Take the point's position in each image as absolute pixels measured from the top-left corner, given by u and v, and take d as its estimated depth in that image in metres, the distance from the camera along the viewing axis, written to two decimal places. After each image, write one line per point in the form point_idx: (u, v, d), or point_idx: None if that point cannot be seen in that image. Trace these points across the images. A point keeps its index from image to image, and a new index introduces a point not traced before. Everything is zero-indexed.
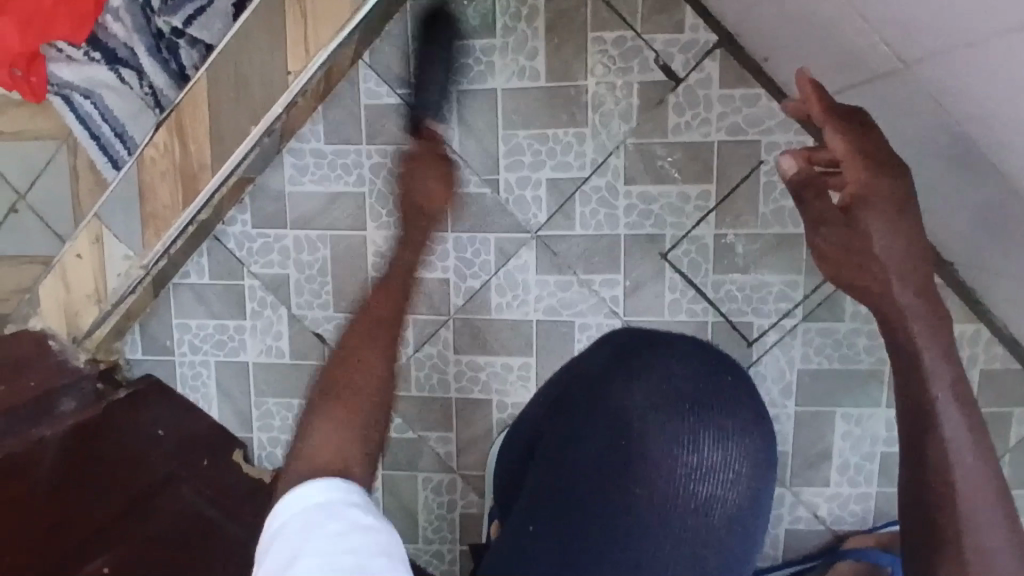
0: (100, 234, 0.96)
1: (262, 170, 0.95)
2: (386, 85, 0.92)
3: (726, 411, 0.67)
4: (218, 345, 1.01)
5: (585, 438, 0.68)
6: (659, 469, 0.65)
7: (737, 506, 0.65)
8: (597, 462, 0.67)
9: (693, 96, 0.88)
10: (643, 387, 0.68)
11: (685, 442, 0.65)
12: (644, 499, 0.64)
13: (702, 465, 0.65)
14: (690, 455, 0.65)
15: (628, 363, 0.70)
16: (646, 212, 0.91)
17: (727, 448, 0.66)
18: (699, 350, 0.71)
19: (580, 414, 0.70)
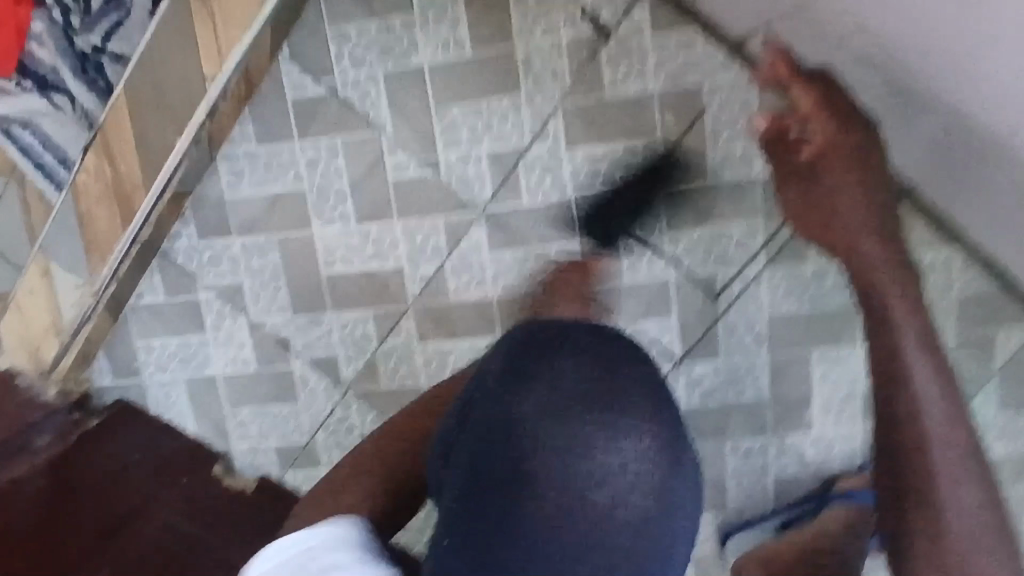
0: (48, 268, 0.97)
1: (199, 179, 0.93)
2: (309, 76, 0.89)
3: (621, 404, 0.59)
4: (184, 362, 1.00)
5: (479, 458, 0.57)
6: (553, 480, 0.55)
7: (642, 518, 0.56)
8: (493, 494, 0.55)
9: (626, 47, 0.84)
10: (534, 390, 0.59)
11: (581, 448, 0.56)
12: (537, 529, 0.53)
13: (597, 473, 0.56)
14: (587, 463, 0.56)
15: (523, 366, 0.61)
16: (593, 174, 0.88)
17: (624, 447, 0.57)
18: (598, 345, 0.62)
19: (473, 432, 0.59)
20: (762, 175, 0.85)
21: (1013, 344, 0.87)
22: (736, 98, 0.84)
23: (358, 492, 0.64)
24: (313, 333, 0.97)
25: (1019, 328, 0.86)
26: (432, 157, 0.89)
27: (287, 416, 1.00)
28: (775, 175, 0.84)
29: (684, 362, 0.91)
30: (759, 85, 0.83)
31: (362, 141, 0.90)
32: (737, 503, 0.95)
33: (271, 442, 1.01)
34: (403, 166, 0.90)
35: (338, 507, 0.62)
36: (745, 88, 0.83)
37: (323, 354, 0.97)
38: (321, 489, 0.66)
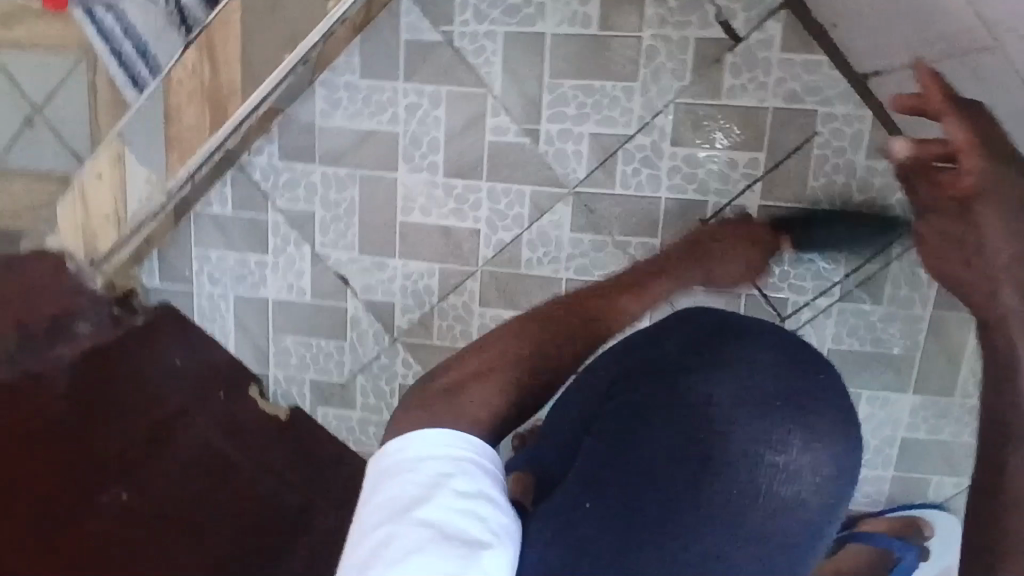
0: (121, 155, 0.91)
1: (293, 101, 0.91)
2: (428, 20, 0.87)
3: (812, 411, 0.64)
4: (237, 279, 0.99)
5: (652, 429, 0.63)
6: (742, 468, 0.61)
7: (814, 513, 0.62)
8: (665, 453, 0.62)
9: (752, 58, 0.84)
10: (724, 380, 0.65)
11: (772, 440, 0.62)
12: (717, 498, 0.60)
13: (787, 466, 0.62)
14: (776, 455, 0.62)
15: (703, 358, 0.67)
16: (691, 176, 0.87)
17: (812, 448, 0.63)
18: (785, 345, 0.69)
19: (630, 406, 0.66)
20: (856, 210, 0.86)
21: None
22: (848, 130, 0.84)
23: (505, 372, 0.68)
24: (375, 275, 0.96)
25: None
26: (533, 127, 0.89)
27: (332, 350, 1.00)
28: (869, 214, 0.85)
29: None
30: (873, 122, 0.84)
31: (468, 96, 0.89)
32: None
33: (310, 372, 1.01)
34: (503, 129, 0.89)
35: (476, 378, 0.67)
36: (860, 122, 0.84)
37: (381, 299, 0.97)
38: (550, 309, 0.75)
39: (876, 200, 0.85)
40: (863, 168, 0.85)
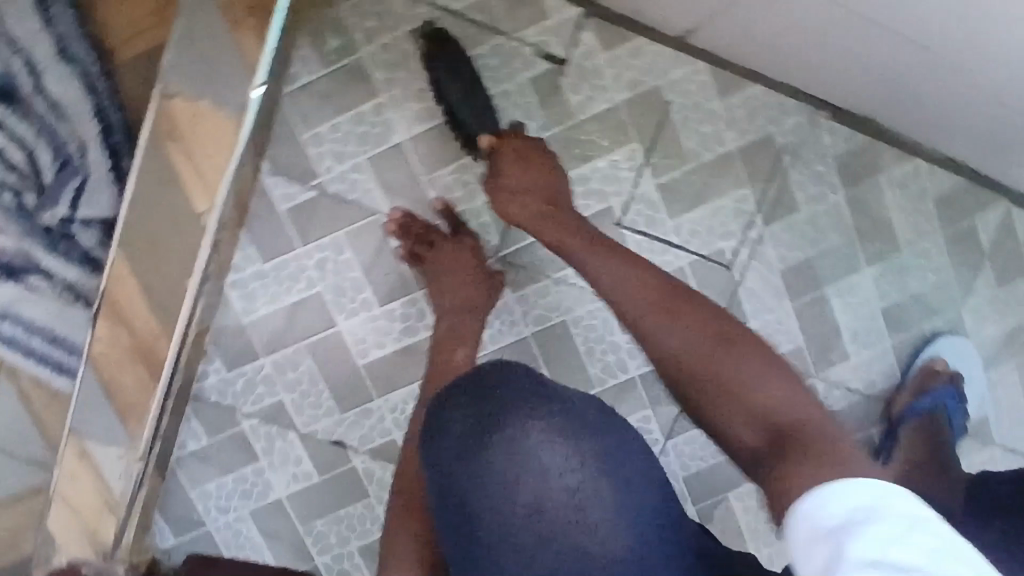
0: (83, 447, 0.92)
1: (213, 314, 0.92)
2: (294, 181, 0.90)
3: (549, 404, 0.63)
4: (245, 495, 0.98)
5: (482, 491, 0.61)
6: (513, 471, 0.61)
7: (573, 492, 0.60)
8: (481, 517, 0.61)
9: (582, 71, 0.89)
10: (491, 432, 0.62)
11: (523, 442, 0.61)
12: (496, 488, 0.61)
13: (545, 465, 0.61)
14: (539, 450, 0.61)
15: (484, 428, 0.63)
16: (587, 192, 0.92)
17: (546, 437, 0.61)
18: (531, 391, 0.64)
19: (597, 421, 0.63)
20: (736, 146, 0.92)
21: (991, 224, 0.96)
22: (696, 85, 0.90)
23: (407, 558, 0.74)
24: (365, 424, 0.97)
25: (989, 211, 0.96)
26: (433, 222, 0.92)
27: (364, 511, 0.99)
28: (749, 143, 0.91)
29: None
30: (710, 70, 0.90)
31: (363, 226, 0.92)
32: None
33: (353, 542, 0.99)
34: None
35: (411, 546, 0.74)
36: (701, 76, 0.90)
37: (381, 443, 0.98)
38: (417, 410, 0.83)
39: (749, 130, 0.91)
40: (726, 109, 0.90)
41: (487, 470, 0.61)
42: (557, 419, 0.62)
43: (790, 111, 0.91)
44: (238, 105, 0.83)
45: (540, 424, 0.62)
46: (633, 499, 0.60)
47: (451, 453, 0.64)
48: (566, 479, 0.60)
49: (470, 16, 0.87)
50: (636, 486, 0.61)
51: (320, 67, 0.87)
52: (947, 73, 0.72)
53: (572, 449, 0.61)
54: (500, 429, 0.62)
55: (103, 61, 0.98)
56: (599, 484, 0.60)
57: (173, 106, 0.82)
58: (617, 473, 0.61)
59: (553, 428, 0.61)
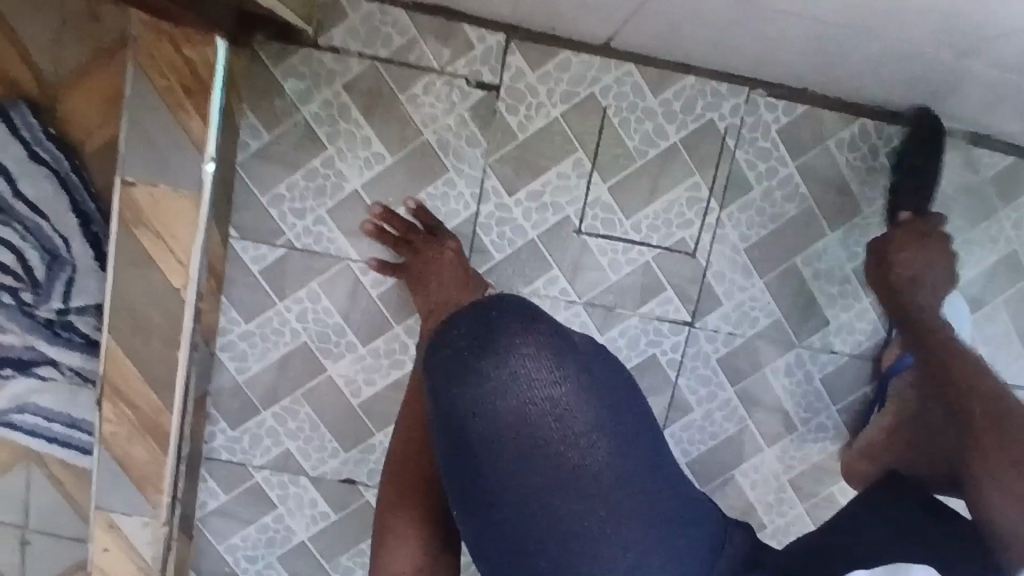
0: (110, 521, 0.96)
1: (209, 378, 0.97)
2: (262, 242, 0.94)
3: (545, 330, 0.62)
4: (270, 543, 1.03)
5: (483, 424, 0.60)
6: (515, 399, 0.59)
7: (569, 414, 0.60)
8: (485, 453, 0.60)
9: (516, 92, 0.92)
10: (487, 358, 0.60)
11: (525, 368, 0.60)
12: (499, 417, 0.59)
13: (547, 389, 0.60)
14: (537, 377, 0.60)
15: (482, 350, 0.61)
16: (542, 206, 0.95)
17: (544, 361, 0.60)
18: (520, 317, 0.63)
19: (587, 346, 0.64)
20: (679, 138, 0.93)
21: (950, 169, 0.96)
22: (628, 87, 0.92)
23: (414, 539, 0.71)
24: (370, 460, 1.01)
25: (946, 157, 0.96)
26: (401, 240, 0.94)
27: None
28: (690, 132, 0.93)
29: (696, 321, 0.98)
30: (640, 70, 0.92)
31: (334, 274, 0.95)
32: (800, 415, 1.01)
33: None
34: (380, 279, 0.96)
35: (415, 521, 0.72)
36: (631, 77, 0.92)
37: None
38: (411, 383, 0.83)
39: (688, 120, 0.93)
40: (661, 104, 0.93)
41: (485, 383, 0.60)
42: (554, 339, 0.62)
43: (723, 95, 0.93)
44: (194, 182, 0.87)
45: (534, 338, 0.61)
46: (616, 421, 0.61)
47: (445, 376, 0.62)
48: (559, 397, 0.60)
49: (400, 60, 0.90)
50: (622, 405, 0.62)
51: (267, 133, 0.92)
52: (855, 43, 0.73)
53: (564, 367, 0.61)
54: (495, 345, 0.61)
55: (71, 157, 1.05)
56: (588, 404, 0.60)
57: (134, 192, 0.87)
58: (603, 391, 0.61)
59: (547, 345, 0.61)
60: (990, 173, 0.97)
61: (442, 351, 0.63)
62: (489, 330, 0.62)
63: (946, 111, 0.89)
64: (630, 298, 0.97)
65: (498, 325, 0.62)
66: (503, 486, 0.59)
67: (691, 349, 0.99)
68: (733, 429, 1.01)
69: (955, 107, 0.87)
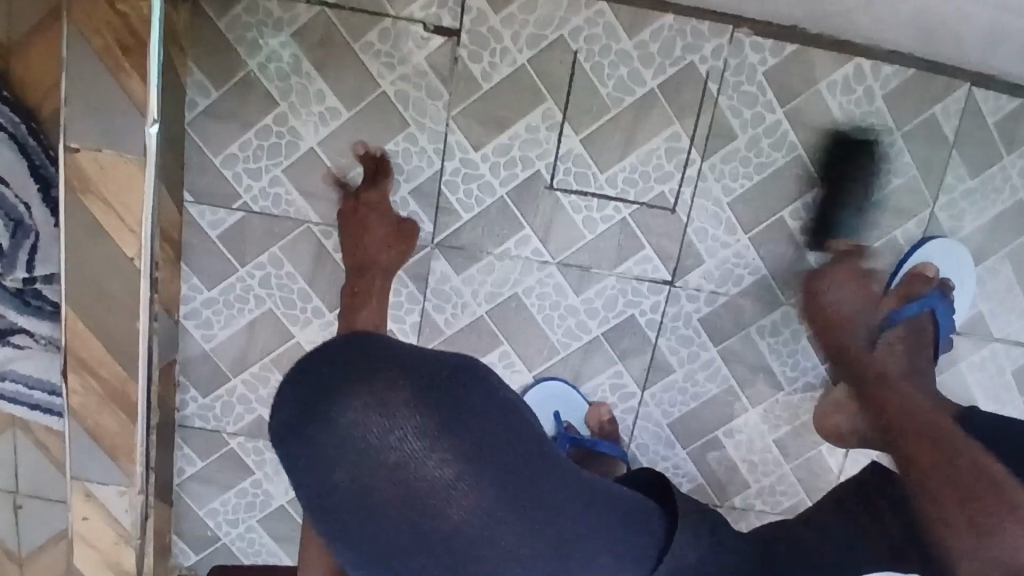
0: (86, 490, 0.96)
1: (175, 346, 0.95)
2: (220, 206, 0.91)
3: (381, 383, 0.49)
4: (249, 508, 1.03)
5: (328, 499, 0.50)
6: (356, 471, 0.48)
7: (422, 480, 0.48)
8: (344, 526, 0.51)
9: (478, 37, 0.85)
10: (322, 425, 0.49)
11: (358, 433, 0.48)
12: (340, 487, 0.49)
13: (391, 455, 0.48)
14: (377, 441, 0.48)
15: (315, 413, 0.50)
16: (510, 161, 0.89)
17: (384, 421, 0.48)
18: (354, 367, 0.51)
19: (448, 384, 0.50)
20: (656, 84, 0.86)
21: (954, 112, 0.89)
22: (600, 28, 0.85)
23: None
24: None
25: (949, 98, 0.88)
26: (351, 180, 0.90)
27: None
28: (669, 78, 0.86)
29: (677, 280, 0.93)
30: (613, 8, 0.84)
31: (297, 237, 0.92)
32: (787, 375, 0.97)
33: None
34: None
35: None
36: (604, 17, 0.84)
37: None
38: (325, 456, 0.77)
39: (665, 64, 0.86)
40: (636, 47, 0.85)
41: (321, 460, 0.49)
42: (397, 393, 0.48)
43: (703, 36, 0.85)
44: (139, 146, 0.82)
45: (366, 396, 0.48)
46: (494, 464, 0.50)
47: (285, 428, 0.52)
48: (409, 456, 0.48)
49: (352, 5, 0.84)
50: (498, 453, 0.50)
51: (216, 89, 0.87)
52: None
53: (407, 419, 0.48)
54: (327, 408, 0.49)
55: (27, 118, 0.99)
56: (448, 467, 0.49)
57: (78, 158, 0.83)
58: (473, 447, 0.49)
59: (383, 395, 0.48)
60: (997, 116, 0.90)
61: (282, 418, 0.53)
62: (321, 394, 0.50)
63: (948, 49, 0.81)
64: (606, 257, 0.92)
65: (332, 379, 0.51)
66: (372, 551, 0.51)
67: (670, 309, 0.94)
68: (716, 390, 0.98)
69: (959, 44, 0.79)
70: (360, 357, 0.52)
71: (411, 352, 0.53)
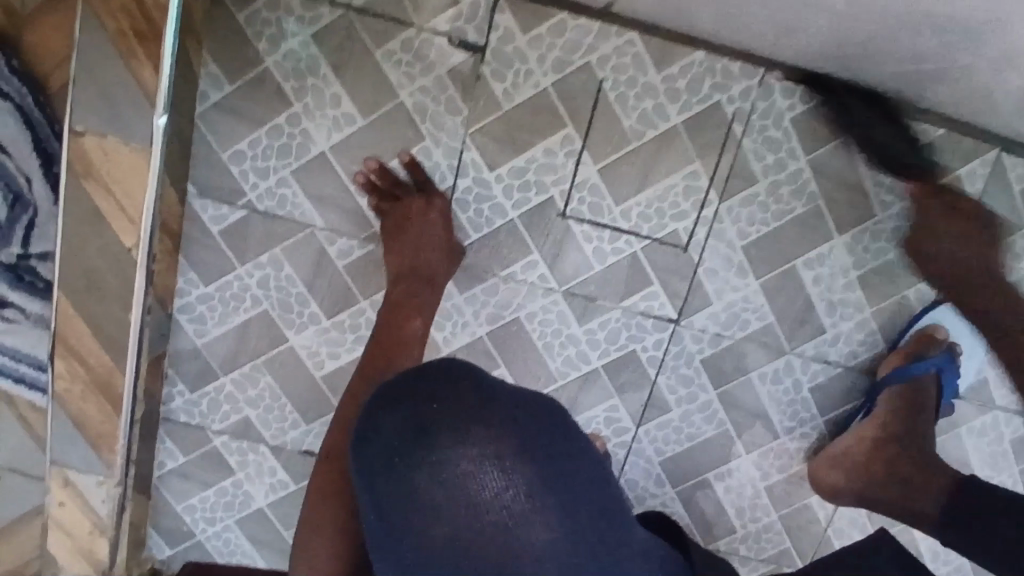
0: (65, 476, 0.95)
1: (167, 340, 0.94)
2: (223, 203, 0.89)
3: (489, 417, 0.57)
4: (228, 507, 1.01)
5: (426, 527, 0.53)
6: (455, 500, 0.54)
7: (510, 509, 0.54)
8: (433, 561, 0.53)
9: (503, 55, 0.83)
10: (430, 449, 0.55)
11: (466, 461, 0.55)
12: (437, 513, 0.54)
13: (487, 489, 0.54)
14: (480, 474, 0.55)
15: (421, 432, 0.56)
16: (524, 184, 0.87)
17: (491, 458, 0.55)
18: (461, 387, 0.59)
19: (545, 433, 0.58)
20: (681, 119, 0.84)
21: (979, 176, 0.87)
22: (627, 59, 0.82)
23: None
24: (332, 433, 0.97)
25: (976, 161, 0.86)
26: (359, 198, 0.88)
27: None
28: (694, 115, 0.84)
29: (682, 319, 0.91)
30: (643, 39, 0.82)
31: (299, 241, 0.90)
32: (784, 424, 0.95)
33: None
34: (347, 250, 0.90)
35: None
36: (632, 47, 0.82)
37: None
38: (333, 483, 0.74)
39: (692, 101, 0.84)
40: (663, 81, 0.83)
41: (422, 482, 0.55)
42: (502, 432, 0.56)
43: (732, 74, 0.83)
44: (145, 135, 0.80)
45: (478, 446, 0.55)
46: (571, 509, 0.55)
47: (375, 450, 0.57)
48: (507, 500, 0.54)
49: (376, 11, 0.82)
50: (580, 502, 0.56)
51: (229, 83, 0.84)
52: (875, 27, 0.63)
53: (514, 468, 0.55)
54: (435, 431, 0.56)
55: (36, 90, 0.96)
56: (534, 508, 0.54)
57: (83, 141, 0.81)
58: (556, 495, 0.55)
59: (491, 443, 0.56)
60: (1022, 184, 0.88)
61: (383, 438, 0.57)
62: (429, 427, 0.56)
63: (981, 113, 0.79)
64: (613, 290, 0.91)
65: (435, 401, 0.57)
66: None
67: (673, 348, 0.93)
68: (712, 432, 0.96)
69: (994, 107, 0.77)
70: (452, 377, 0.59)
71: (514, 391, 0.60)
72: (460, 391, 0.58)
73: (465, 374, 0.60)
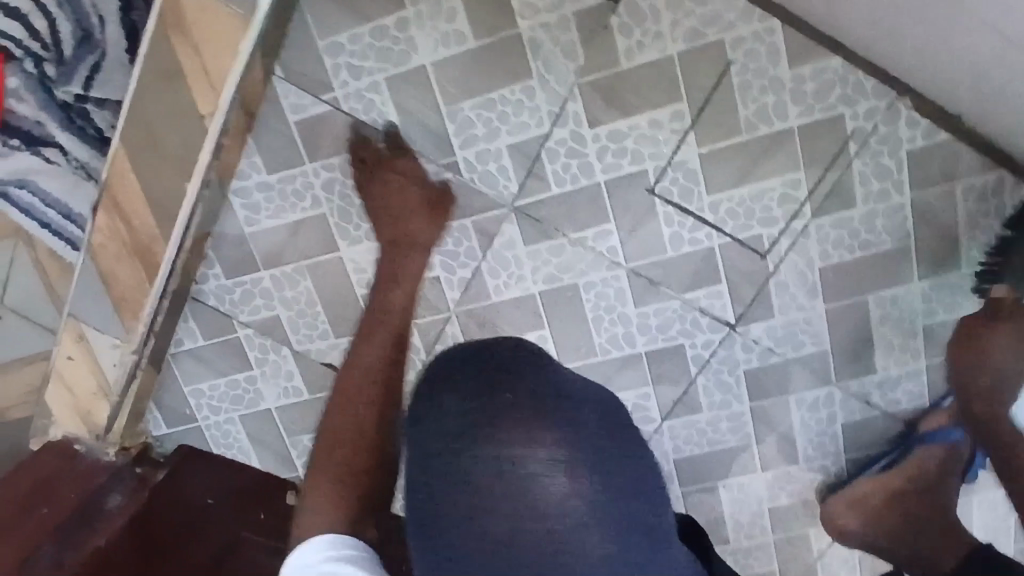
0: (81, 332, 0.93)
1: (215, 220, 0.90)
2: (308, 94, 0.84)
3: (557, 415, 0.53)
4: (235, 401, 0.99)
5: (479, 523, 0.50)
6: (515, 501, 0.50)
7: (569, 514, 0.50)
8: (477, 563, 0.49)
9: (637, 10, 0.78)
10: (495, 440, 0.52)
11: (529, 459, 0.51)
12: (493, 511, 0.50)
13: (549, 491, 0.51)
14: (542, 473, 0.51)
15: (482, 419, 0.53)
16: (620, 150, 0.84)
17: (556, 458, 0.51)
18: (531, 374, 0.56)
19: (609, 438, 0.55)
20: (798, 122, 0.81)
21: None
22: (763, 48, 0.78)
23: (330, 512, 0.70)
24: None
25: None
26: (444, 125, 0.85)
27: None
28: (813, 121, 0.81)
29: (739, 325, 0.89)
30: (785, 29, 0.78)
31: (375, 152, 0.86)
32: (807, 451, 0.94)
33: None
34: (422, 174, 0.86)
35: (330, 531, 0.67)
36: (771, 35, 0.78)
37: None
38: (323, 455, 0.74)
39: (815, 106, 0.80)
40: (792, 78, 0.79)
41: (480, 475, 0.51)
42: (568, 431, 0.52)
43: (863, 89, 0.79)
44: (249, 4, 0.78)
45: (547, 446, 0.51)
46: (629, 525, 0.52)
47: (439, 438, 0.54)
48: (567, 506, 0.50)
49: None
50: (638, 520, 0.52)
51: None
52: None
53: (577, 470, 0.52)
54: (497, 422, 0.52)
55: None
56: (592, 517, 0.50)
57: None
58: (617, 508, 0.52)
59: (556, 443, 0.52)
60: None
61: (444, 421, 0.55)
62: (495, 409, 0.53)
63: None
64: (679, 280, 0.88)
65: (504, 389, 0.54)
66: None
67: (721, 352, 0.91)
68: (735, 442, 0.95)
69: None
70: (521, 361, 0.57)
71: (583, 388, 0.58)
72: (531, 381, 0.55)
73: (543, 364, 0.57)
